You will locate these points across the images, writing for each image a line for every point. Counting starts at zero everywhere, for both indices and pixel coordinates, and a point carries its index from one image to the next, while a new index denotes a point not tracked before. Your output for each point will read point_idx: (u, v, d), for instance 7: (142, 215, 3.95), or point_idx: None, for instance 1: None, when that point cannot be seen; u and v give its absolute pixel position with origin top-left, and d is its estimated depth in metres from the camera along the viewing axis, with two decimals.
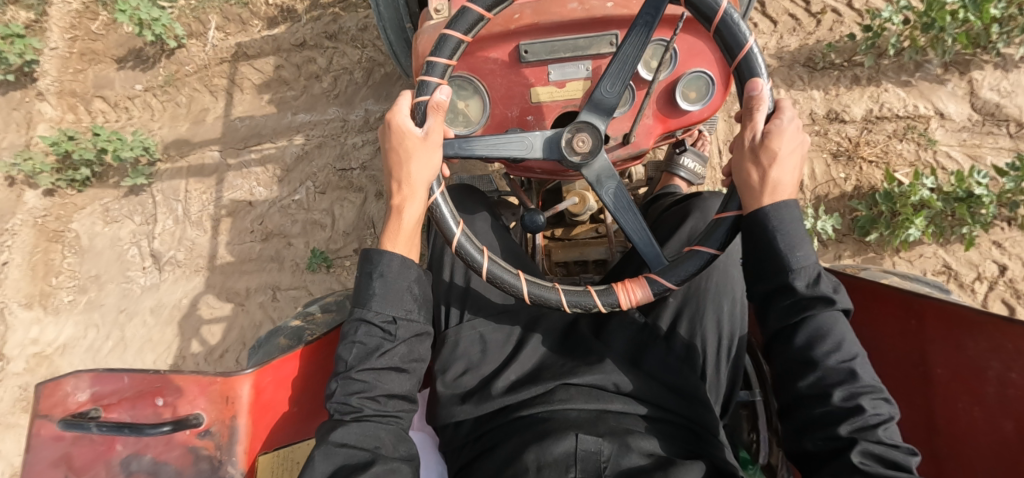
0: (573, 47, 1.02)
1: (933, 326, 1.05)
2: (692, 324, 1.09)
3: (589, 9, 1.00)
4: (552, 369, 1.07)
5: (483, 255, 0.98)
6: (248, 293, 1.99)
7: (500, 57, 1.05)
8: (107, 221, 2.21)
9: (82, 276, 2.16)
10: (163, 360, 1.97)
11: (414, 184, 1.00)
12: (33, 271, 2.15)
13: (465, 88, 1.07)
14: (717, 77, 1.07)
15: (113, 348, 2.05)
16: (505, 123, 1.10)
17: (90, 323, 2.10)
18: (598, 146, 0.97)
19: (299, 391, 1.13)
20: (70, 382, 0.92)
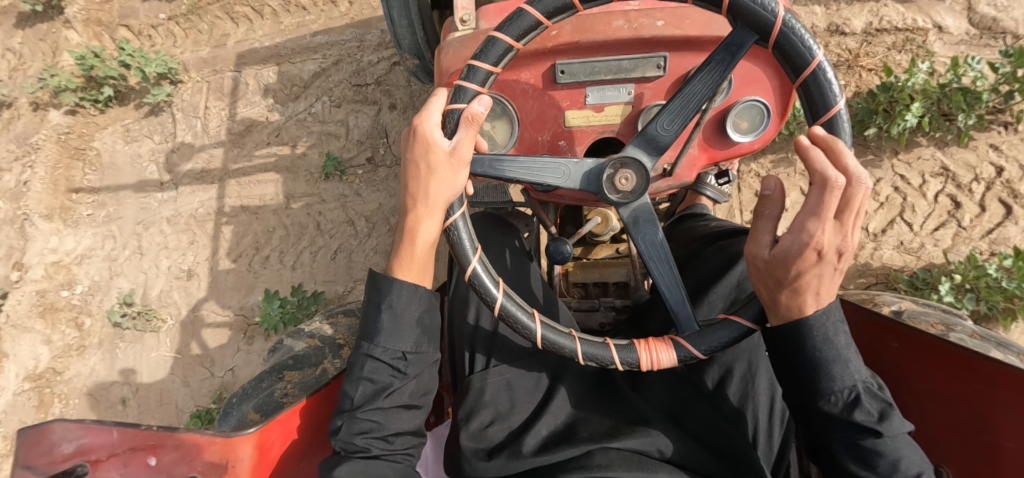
0: (615, 69, 0.97)
1: (1007, 395, 0.92)
2: (740, 390, 1.04)
3: (637, 28, 0.94)
4: (586, 428, 1.04)
5: (501, 291, 0.93)
6: (263, 202, 2.06)
7: (532, 77, 1.00)
8: (127, 141, 2.34)
9: (102, 192, 2.30)
10: (178, 265, 2.09)
11: (431, 205, 0.90)
12: (53, 186, 2.29)
13: (493, 107, 1.02)
14: (773, 107, 1.00)
15: (130, 256, 2.18)
16: (536, 147, 1.06)
17: (109, 232, 2.24)
18: (641, 184, 0.93)
19: (302, 450, 1.07)
20: (55, 429, 0.82)
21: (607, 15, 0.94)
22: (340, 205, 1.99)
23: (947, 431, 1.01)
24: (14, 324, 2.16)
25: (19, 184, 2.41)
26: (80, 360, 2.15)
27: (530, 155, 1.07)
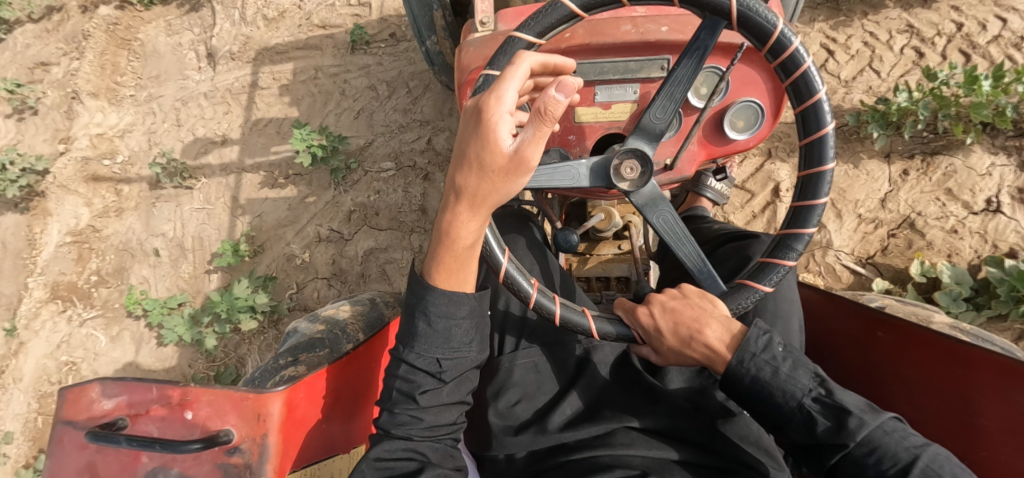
0: (624, 69, 1.12)
1: (987, 378, 1.11)
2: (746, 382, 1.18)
3: (643, 32, 1.10)
4: (608, 409, 1.18)
5: (507, 257, 1.03)
6: (294, 74, 2.26)
7: None
8: (169, 34, 2.53)
9: (144, 76, 2.51)
10: (213, 133, 2.29)
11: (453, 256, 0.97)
12: (102, 69, 2.52)
13: None
14: (766, 107, 1.17)
15: (169, 128, 2.37)
16: (548, 141, 1.18)
17: (150, 109, 2.44)
18: (645, 173, 1.02)
19: (328, 406, 1.19)
20: (94, 389, 1.06)
21: (617, 21, 1.11)
22: (363, 74, 2.20)
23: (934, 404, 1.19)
24: (59, 185, 2.37)
25: (69, 73, 2.65)
26: (117, 219, 2.32)
27: (543, 148, 1.18)
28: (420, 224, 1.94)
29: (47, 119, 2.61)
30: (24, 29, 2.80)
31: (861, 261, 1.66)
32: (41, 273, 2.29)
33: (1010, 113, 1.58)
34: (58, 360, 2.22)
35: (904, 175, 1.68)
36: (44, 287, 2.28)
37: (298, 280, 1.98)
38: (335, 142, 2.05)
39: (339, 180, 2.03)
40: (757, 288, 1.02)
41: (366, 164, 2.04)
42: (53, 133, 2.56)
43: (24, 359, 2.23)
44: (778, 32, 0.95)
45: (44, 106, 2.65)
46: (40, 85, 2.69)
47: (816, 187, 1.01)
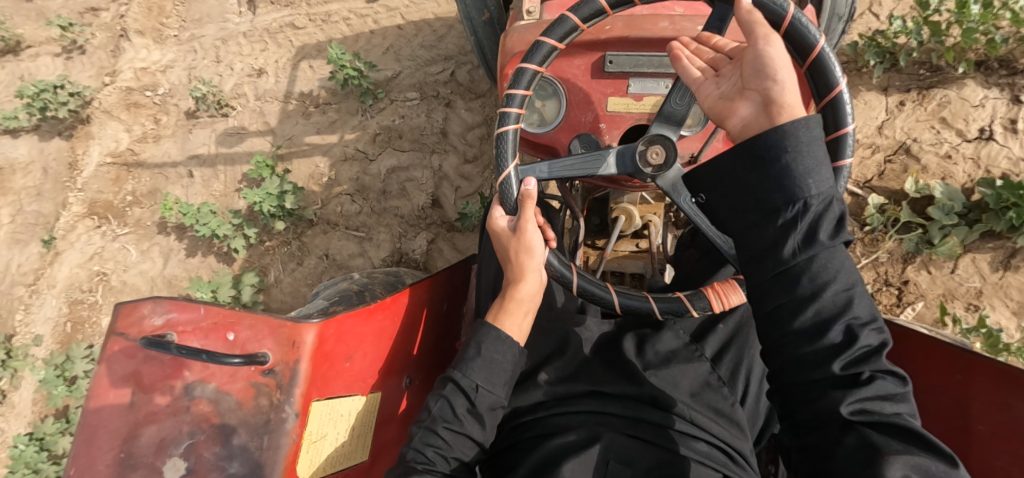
0: (656, 63, 1.20)
1: (983, 382, 1.09)
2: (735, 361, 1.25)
3: (679, 29, 1.18)
4: (592, 373, 1.21)
5: (548, 249, 1.15)
6: (329, 15, 2.41)
7: (582, 64, 1.23)
8: None
9: (187, 19, 2.67)
10: (249, 67, 2.44)
11: (525, 271, 1.17)
12: (149, 11, 2.69)
13: (546, 89, 1.25)
14: (793, 111, 1.17)
15: (208, 64, 2.53)
16: (579, 126, 1.26)
17: (190, 47, 2.61)
18: (671, 156, 1.04)
19: (354, 349, 1.26)
20: (148, 307, 1.10)
21: (654, 17, 1.19)
22: (393, 15, 2.34)
23: (930, 419, 1.19)
24: (103, 111, 2.54)
25: (117, 18, 2.84)
26: (155, 145, 2.47)
27: (573, 133, 1.27)
28: (441, 145, 2.06)
29: (94, 58, 2.80)
30: None
31: (859, 185, 1.75)
32: (81, 189, 2.44)
33: (998, 41, 1.68)
34: (90, 270, 2.35)
35: (901, 105, 1.78)
36: (82, 203, 2.42)
37: (323, 196, 2.09)
38: (366, 68, 2.17)
39: (366, 107, 2.16)
40: None
41: (393, 94, 2.16)
42: (100, 69, 2.74)
43: (60, 268, 2.37)
44: (789, 15, 0.96)
45: (92, 47, 2.84)
46: (91, 28, 2.88)
47: (839, 149, 1.00)
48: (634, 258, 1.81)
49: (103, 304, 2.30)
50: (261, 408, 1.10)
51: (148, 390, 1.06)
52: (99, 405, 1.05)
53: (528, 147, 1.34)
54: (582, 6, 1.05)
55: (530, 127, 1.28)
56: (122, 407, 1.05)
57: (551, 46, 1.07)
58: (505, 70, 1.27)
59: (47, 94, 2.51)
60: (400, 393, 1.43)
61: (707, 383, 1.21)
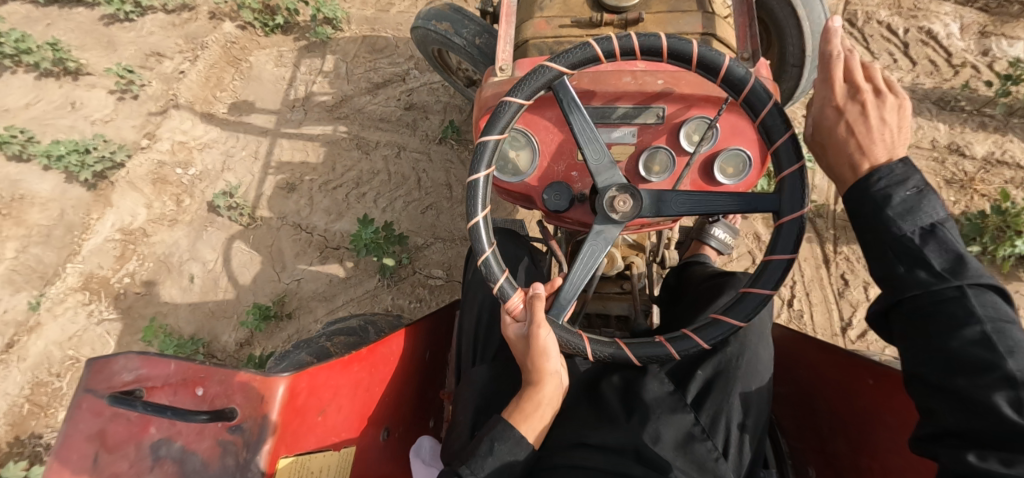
0: (622, 115, 1.27)
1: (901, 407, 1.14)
2: (715, 405, 1.21)
3: (642, 83, 1.26)
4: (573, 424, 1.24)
5: (502, 275, 1.17)
6: (377, 146, 2.23)
7: (555, 116, 1.34)
8: (277, 64, 2.58)
9: (241, 97, 2.54)
10: (282, 178, 2.28)
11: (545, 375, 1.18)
12: (206, 80, 2.57)
13: (519, 140, 1.34)
14: (754, 156, 1.26)
15: (246, 157, 2.39)
16: (552, 174, 1.35)
17: (234, 132, 2.47)
18: (632, 206, 1.14)
19: (325, 403, 1.29)
20: (118, 362, 1.10)
21: (619, 72, 1.27)
22: (444, 170, 2.14)
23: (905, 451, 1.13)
24: (127, 181, 2.41)
25: (176, 72, 2.72)
26: (167, 230, 2.36)
27: (547, 181, 1.35)
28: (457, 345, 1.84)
29: (142, 107, 2.69)
30: (155, 17, 2.94)
31: None
32: (80, 262, 2.34)
33: None
34: (64, 353, 2.24)
35: None
36: (78, 276, 2.32)
37: None
38: (394, 238, 1.98)
39: (386, 275, 1.96)
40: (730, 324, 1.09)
41: (417, 265, 1.98)
42: (141, 124, 2.64)
43: (37, 338, 2.27)
44: (726, 64, 1.09)
45: (144, 96, 2.72)
46: (148, 74, 2.78)
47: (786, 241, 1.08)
48: (617, 302, 1.90)
49: (67, 392, 2.21)
50: (227, 466, 1.10)
51: (112, 450, 1.06)
52: (62, 466, 1.04)
53: (505, 193, 1.43)
54: (535, 75, 1.15)
55: (502, 176, 1.37)
56: (84, 467, 1.05)
57: (518, 105, 1.16)
58: (483, 116, 1.37)
59: (80, 150, 2.44)
60: (377, 446, 1.45)
61: (691, 434, 1.17)
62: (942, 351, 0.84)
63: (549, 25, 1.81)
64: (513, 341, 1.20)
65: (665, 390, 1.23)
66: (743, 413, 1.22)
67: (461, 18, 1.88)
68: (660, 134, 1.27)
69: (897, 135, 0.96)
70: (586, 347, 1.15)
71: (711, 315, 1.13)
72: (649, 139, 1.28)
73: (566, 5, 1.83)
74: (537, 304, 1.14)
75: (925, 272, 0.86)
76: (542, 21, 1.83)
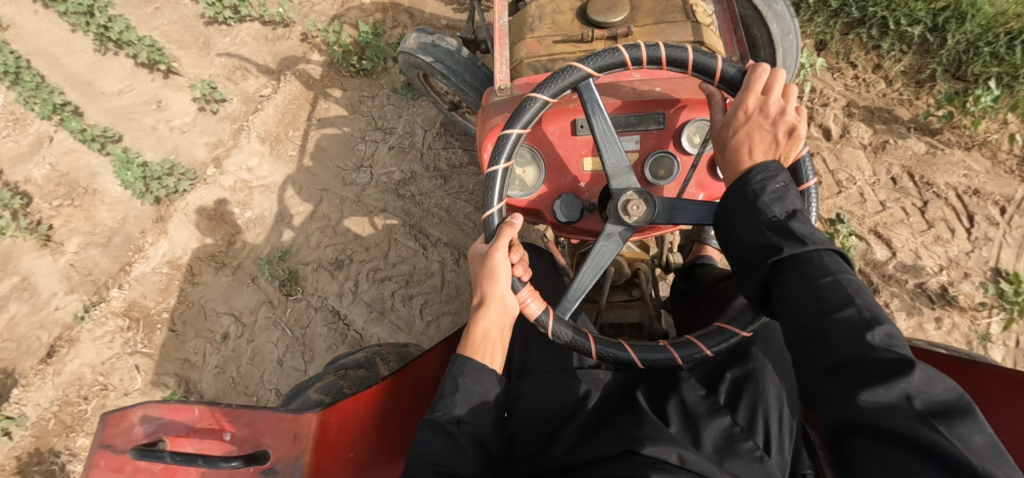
0: (626, 122, 1.37)
1: (993, 393, 1.10)
2: (752, 400, 1.21)
3: (640, 91, 1.39)
4: (610, 429, 1.17)
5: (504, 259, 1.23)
6: (435, 244, 2.05)
7: (555, 130, 1.43)
8: (354, 111, 2.39)
9: (311, 140, 2.38)
10: (332, 251, 2.12)
11: (488, 301, 1.21)
12: (281, 116, 2.41)
13: (523, 158, 1.44)
14: None
15: (302, 213, 2.25)
16: (559, 187, 1.43)
17: (295, 183, 2.31)
18: (646, 212, 1.23)
19: (357, 435, 1.25)
20: (134, 414, 1.14)
21: (617, 84, 1.41)
22: None
23: None
24: (184, 212, 2.32)
25: (258, 96, 2.60)
26: (212, 274, 2.27)
27: (554, 194, 1.44)
28: None
29: (217, 125, 2.59)
30: (249, 25, 2.80)
31: None
32: (128, 288, 2.31)
33: None
34: (95, 377, 2.24)
35: None
36: (122, 301, 2.29)
37: None
38: None
39: None
40: (736, 331, 1.15)
41: None
42: (213, 145, 2.55)
43: (75, 355, 2.28)
44: (690, 58, 1.21)
45: (221, 113, 2.61)
46: (231, 90, 2.65)
47: (801, 172, 1.16)
48: (626, 308, 1.92)
49: (90, 417, 2.22)
50: None
51: None
52: None
53: (514, 213, 1.51)
54: (525, 109, 1.24)
55: (511, 193, 1.45)
56: None
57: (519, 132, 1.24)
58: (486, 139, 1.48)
59: (152, 174, 2.41)
60: None
61: (732, 435, 1.15)
62: (844, 368, 0.83)
63: (541, 46, 1.79)
64: (474, 260, 1.24)
65: (698, 394, 1.23)
66: (783, 411, 1.20)
67: (444, 37, 1.81)
68: (663, 138, 1.36)
69: (769, 150, 1.08)
70: (592, 346, 1.19)
71: (716, 324, 1.18)
72: (652, 144, 1.37)
73: (556, 24, 1.81)
74: (505, 230, 1.19)
75: (810, 296, 0.90)
76: (534, 42, 1.81)
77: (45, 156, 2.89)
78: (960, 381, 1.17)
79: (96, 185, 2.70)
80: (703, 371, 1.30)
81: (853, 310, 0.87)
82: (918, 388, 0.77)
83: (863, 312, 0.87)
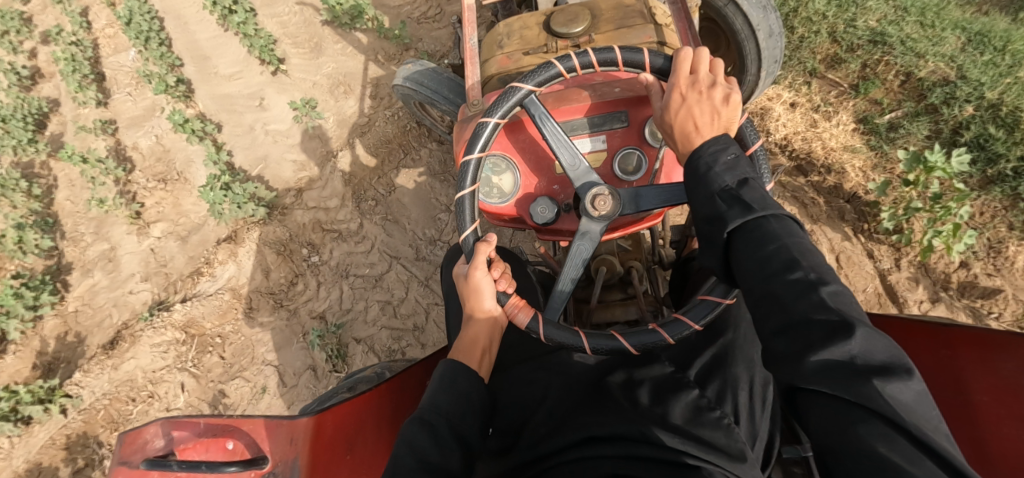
0: (592, 125, 1.55)
1: (965, 353, 1.15)
2: (720, 388, 1.19)
3: (601, 94, 1.55)
4: (577, 418, 1.16)
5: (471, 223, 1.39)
6: None
7: (526, 138, 1.60)
8: (444, 172, 2.21)
9: (395, 193, 2.21)
10: (389, 335, 1.99)
11: (482, 318, 1.32)
12: (373, 159, 2.27)
13: (498, 166, 1.58)
14: None
15: (366, 276, 2.09)
16: (536, 189, 1.59)
17: (369, 238, 2.15)
18: (612, 206, 1.35)
19: (353, 437, 1.34)
20: (148, 431, 1.25)
21: (579, 90, 1.57)
22: None
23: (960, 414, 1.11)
24: (256, 241, 2.22)
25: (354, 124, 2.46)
26: (268, 313, 2.17)
27: (531, 196, 1.59)
28: None
29: (308, 144, 2.47)
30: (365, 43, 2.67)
31: None
32: (190, 305, 2.26)
33: None
34: (146, 381, 2.26)
35: None
36: (181, 315, 2.25)
37: None
38: None
39: None
40: (689, 324, 1.20)
41: None
42: (299, 164, 2.43)
43: (131, 354, 2.29)
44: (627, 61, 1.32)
45: (315, 132, 2.49)
46: (329, 107, 2.52)
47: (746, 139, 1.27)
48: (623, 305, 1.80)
49: (132, 419, 2.24)
50: None
51: None
52: None
53: (494, 216, 1.65)
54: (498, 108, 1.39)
55: (492, 200, 1.60)
56: None
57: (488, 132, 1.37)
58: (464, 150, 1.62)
59: (234, 197, 2.25)
60: None
61: (697, 409, 1.15)
62: (794, 325, 0.84)
63: (510, 60, 1.83)
64: (461, 281, 1.37)
65: (664, 370, 1.24)
66: (752, 397, 1.18)
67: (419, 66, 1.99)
68: (626, 137, 1.54)
69: (714, 126, 1.12)
70: (539, 329, 1.28)
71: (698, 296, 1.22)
72: (617, 142, 1.54)
73: (524, 39, 1.85)
74: (482, 247, 1.32)
75: (761, 260, 0.91)
76: (503, 58, 1.85)
77: (156, 129, 2.93)
78: (937, 345, 1.20)
79: (189, 173, 2.68)
80: (674, 356, 1.30)
81: (798, 274, 0.87)
82: (861, 348, 0.79)
83: (809, 274, 0.87)
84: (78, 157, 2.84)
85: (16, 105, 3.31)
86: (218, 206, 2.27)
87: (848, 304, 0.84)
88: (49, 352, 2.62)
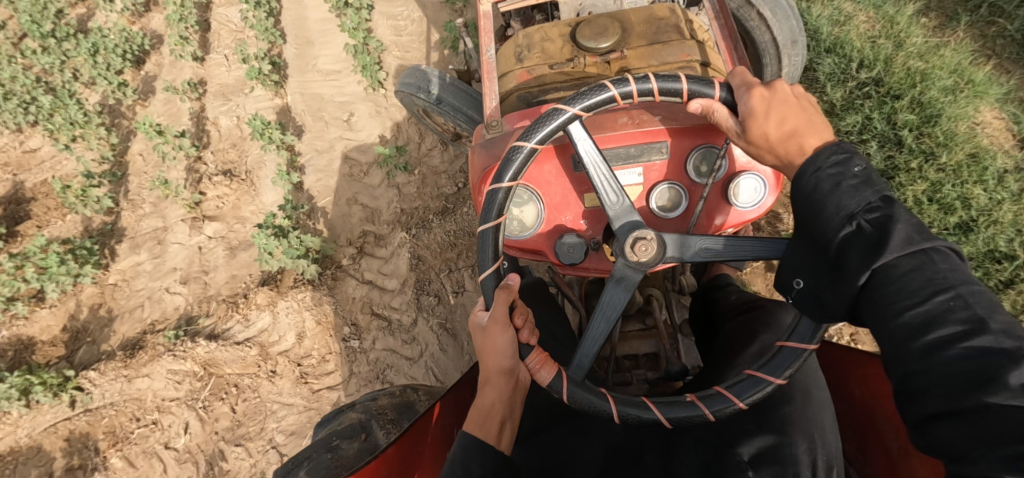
0: (627, 155, 1.24)
1: None
2: (783, 457, 1.01)
3: (640, 122, 1.23)
4: None
5: (489, 252, 1.13)
6: None
7: (550, 169, 1.28)
8: None
9: (462, 298, 1.92)
10: None
11: (489, 373, 1.06)
12: (451, 248, 1.99)
13: (522, 198, 1.29)
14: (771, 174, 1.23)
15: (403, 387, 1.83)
16: (559, 225, 1.31)
17: (420, 343, 1.87)
18: (655, 253, 1.10)
19: None
20: None
21: (614, 114, 1.25)
22: None
23: None
24: (299, 300, 1.97)
25: (440, 188, 2.14)
26: (289, 383, 1.93)
27: (554, 234, 1.32)
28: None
29: (383, 195, 2.18)
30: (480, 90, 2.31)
31: None
32: (214, 344, 2.05)
33: None
34: (154, 404, 2.10)
35: None
36: (203, 347, 2.06)
37: None
38: None
39: None
40: (732, 401, 1.01)
41: None
42: (368, 215, 2.15)
43: (147, 371, 2.13)
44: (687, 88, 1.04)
45: (394, 182, 2.19)
46: (419, 160, 2.22)
47: None
48: (641, 339, 1.67)
49: (131, 440, 2.11)
50: None
51: None
52: None
53: (513, 252, 1.39)
54: (511, 161, 1.10)
55: (511, 235, 1.33)
56: None
57: (508, 185, 1.10)
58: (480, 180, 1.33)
59: (289, 248, 2.02)
60: None
61: None
62: (935, 352, 0.72)
63: (532, 76, 1.60)
64: (477, 333, 1.12)
65: (710, 444, 1.09)
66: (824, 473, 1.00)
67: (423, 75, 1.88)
68: (666, 171, 1.24)
69: (819, 132, 0.95)
70: (611, 406, 1.03)
71: (745, 372, 1.04)
72: (656, 177, 1.24)
73: (545, 52, 1.61)
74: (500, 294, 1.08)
75: (919, 320, 0.74)
76: (522, 72, 1.62)
77: (241, 109, 2.70)
78: None
79: (256, 177, 2.43)
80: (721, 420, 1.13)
81: (938, 285, 0.75)
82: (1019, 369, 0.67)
83: (953, 293, 0.74)
84: (156, 127, 2.66)
85: (121, 38, 3.16)
86: (267, 254, 2.01)
87: (990, 308, 0.72)
88: (84, 320, 2.53)
